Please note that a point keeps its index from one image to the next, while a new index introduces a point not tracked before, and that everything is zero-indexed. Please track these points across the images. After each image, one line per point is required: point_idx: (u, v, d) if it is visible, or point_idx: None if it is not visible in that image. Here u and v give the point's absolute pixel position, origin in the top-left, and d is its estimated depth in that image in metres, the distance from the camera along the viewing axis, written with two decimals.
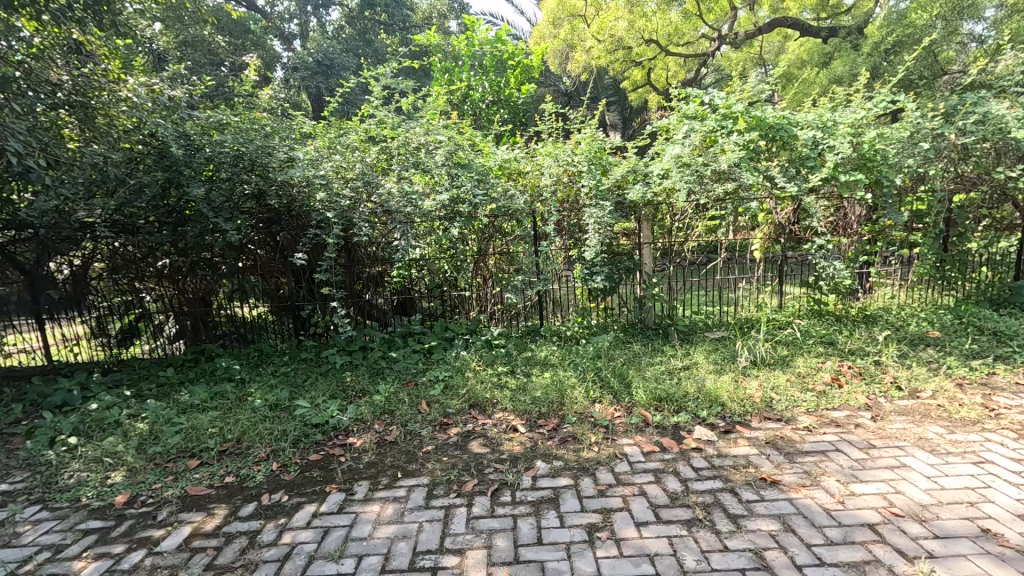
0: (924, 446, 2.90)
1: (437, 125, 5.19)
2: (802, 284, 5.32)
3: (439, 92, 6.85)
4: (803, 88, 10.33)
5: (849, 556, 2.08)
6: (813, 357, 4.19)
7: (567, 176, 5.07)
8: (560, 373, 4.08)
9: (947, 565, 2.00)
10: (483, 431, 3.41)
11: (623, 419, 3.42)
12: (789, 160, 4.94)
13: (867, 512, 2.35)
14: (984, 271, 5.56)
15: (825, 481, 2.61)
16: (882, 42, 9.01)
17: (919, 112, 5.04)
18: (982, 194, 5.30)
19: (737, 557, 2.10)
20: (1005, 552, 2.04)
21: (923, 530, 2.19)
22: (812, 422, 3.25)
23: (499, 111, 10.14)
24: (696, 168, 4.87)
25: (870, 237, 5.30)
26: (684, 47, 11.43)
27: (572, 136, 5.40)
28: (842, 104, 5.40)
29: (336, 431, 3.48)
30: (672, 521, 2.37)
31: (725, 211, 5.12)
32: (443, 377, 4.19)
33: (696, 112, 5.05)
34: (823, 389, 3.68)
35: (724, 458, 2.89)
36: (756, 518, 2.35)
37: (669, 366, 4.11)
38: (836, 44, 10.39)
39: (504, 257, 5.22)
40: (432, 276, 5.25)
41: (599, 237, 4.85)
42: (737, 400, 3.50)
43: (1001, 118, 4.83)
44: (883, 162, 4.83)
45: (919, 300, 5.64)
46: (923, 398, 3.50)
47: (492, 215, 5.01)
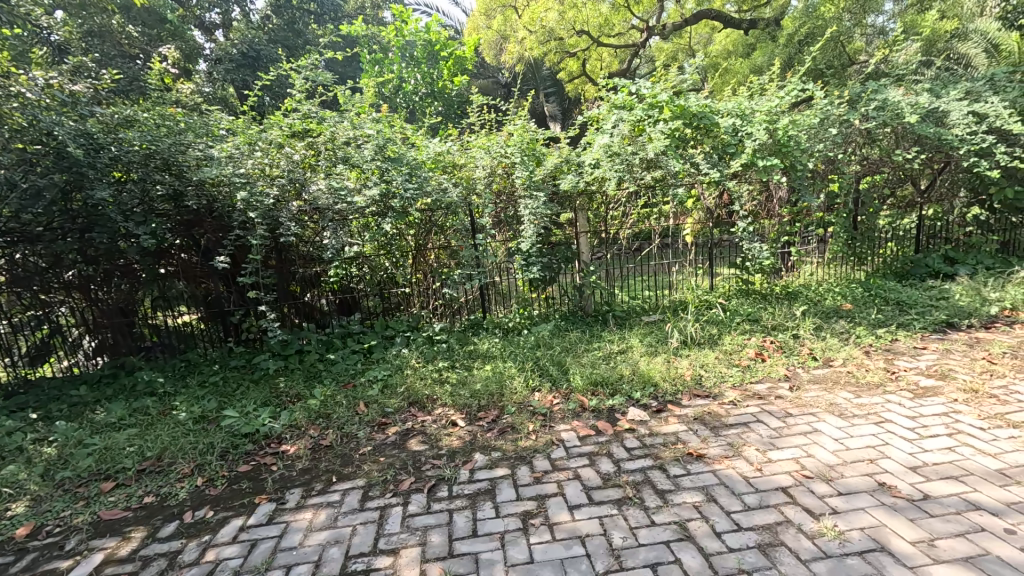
0: (833, 411, 3.12)
1: (365, 118, 5.00)
2: (731, 266, 5.54)
3: (369, 84, 6.62)
4: (727, 77, 10.75)
5: (763, 520, 2.21)
6: (740, 334, 4.42)
7: (501, 168, 5.10)
8: (500, 365, 4.10)
9: (847, 519, 2.16)
10: (423, 427, 3.38)
11: (561, 406, 3.48)
12: (712, 147, 5.15)
13: (781, 476, 2.51)
14: (891, 247, 5.99)
15: (745, 451, 2.76)
16: (796, 33, 9.41)
17: (827, 100, 5.40)
18: (884, 176, 5.79)
19: (662, 530, 2.20)
20: (897, 503, 2.23)
21: (829, 489, 2.37)
22: (737, 396, 3.42)
23: (434, 103, 10.01)
24: (626, 157, 4.98)
25: (790, 219, 5.60)
26: (616, 39, 11.64)
27: (505, 128, 5.41)
28: (759, 92, 5.69)
29: (267, 439, 3.35)
30: (604, 501, 2.44)
31: (656, 199, 5.37)
32: (382, 377, 4.11)
33: (624, 102, 5.13)
34: (747, 364, 3.89)
35: (655, 437, 3.00)
36: (682, 492, 2.46)
37: (605, 350, 4.22)
38: (757, 35, 10.81)
39: (445, 251, 5.19)
40: (373, 274, 5.16)
41: (535, 228, 4.90)
42: (669, 379, 3.64)
43: (898, 105, 5.28)
44: (797, 147, 5.05)
45: (836, 275, 5.95)
46: (835, 366, 3.79)
47: (428, 209, 4.96)
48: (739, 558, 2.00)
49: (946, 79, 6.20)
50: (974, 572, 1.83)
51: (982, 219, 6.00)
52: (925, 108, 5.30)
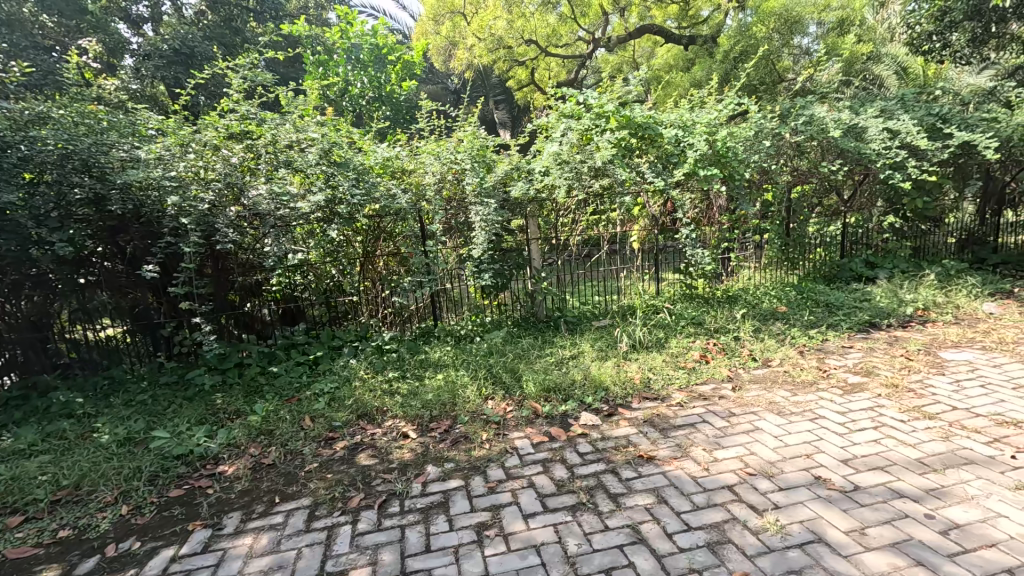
0: (773, 409, 3.29)
1: (308, 121, 4.81)
2: (675, 271, 5.73)
3: (312, 86, 6.38)
4: (670, 89, 11.19)
5: (711, 518, 2.28)
6: (685, 337, 4.58)
7: (452, 174, 5.04)
8: (452, 374, 4.03)
9: (788, 513, 2.27)
10: (372, 441, 3.26)
11: (514, 413, 3.47)
12: (656, 157, 5.32)
13: (727, 474, 2.60)
14: (820, 252, 6.37)
15: (693, 451, 2.85)
16: (731, 50, 9.94)
17: (760, 114, 5.74)
18: (812, 187, 6.19)
19: (616, 535, 2.22)
20: (831, 495, 2.36)
21: (771, 485, 2.47)
22: (683, 398, 3.53)
23: (382, 108, 9.78)
24: (574, 165, 5.14)
25: (730, 226, 5.87)
26: (564, 49, 12.06)
27: (455, 134, 5.38)
28: (699, 105, 5.95)
29: (203, 460, 3.14)
30: (558, 508, 2.44)
31: (604, 207, 5.49)
32: (328, 390, 3.94)
33: (572, 111, 5.24)
34: (693, 365, 4.04)
35: (606, 440, 3.04)
36: (634, 495, 2.50)
37: (558, 356, 4.25)
38: (696, 50, 11.32)
39: (394, 258, 5.13)
40: (319, 282, 4.98)
41: (486, 235, 4.92)
42: (619, 383, 3.71)
43: (823, 120, 5.69)
44: (735, 158, 5.31)
45: (772, 279, 6.26)
46: (773, 365, 4.00)
47: (376, 215, 4.86)
48: (690, 557, 2.05)
49: (863, 98, 6.72)
50: (900, 557, 1.96)
51: (897, 227, 6.51)
52: (846, 124, 5.73)
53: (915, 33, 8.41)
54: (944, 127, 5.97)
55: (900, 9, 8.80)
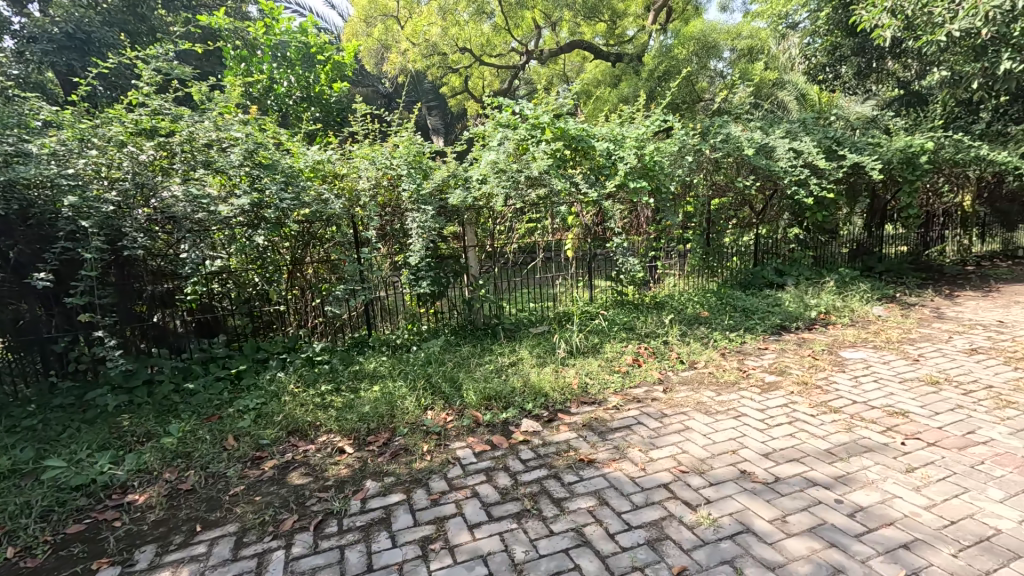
0: (700, 409, 3.49)
1: (230, 119, 4.50)
2: (607, 278, 5.93)
3: (234, 83, 5.98)
4: (599, 104, 11.67)
5: (650, 516, 2.37)
6: (619, 342, 4.75)
7: (387, 179, 4.91)
8: (389, 385, 3.90)
9: (719, 506, 2.41)
10: (305, 458, 3.10)
11: (454, 423, 3.43)
12: (589, 168, 5.51)
13: (662, 473, 2.72)
14: (736, 261, 6.88)
15: (630, 452, 2.96)
16: (655, 69, 10.63)
17: (683, 131, 6.12)
18: (728, 200, 6.66)
19: (561, 539, 2.25)
20: (756, 487, 2.54)
21: (702, 481, 2.62)
22: (619, 401, 3.66)
23: (310, 109, 9.33)
24: (511, 174, 5.13)
25: (656, 236, 6.18)
26: (498, 58, 12.45)
27: (390, 138, 5.25)
28: (628, 120, 6.26)
29: (108, 489, 2.83)
30: (503, 516, 2.44)
31: (541, 214, 5.53)
32: (254, 406, 3.69)
33: (508, 121, 5.35)
34: (626, 369, 4.20)
35: (548, 446, 3.08)
36: (577, 498, 2.55)
37: (497, 364, 4.25)
38: (622, 67, 11.90)
39: (325, 265, 4.94)
40: (239, 290, 4.67)
41: (423, 242, 4.82)
42: (558, 389, 3.78)
43: (738, 139, 6.17)
44: (661, 172, 5.61)
45: (695, 286, 6.62)
46: (699, 367, 4.25)
47: (305, 220, 4.64)
48: (632, 556, 2.12)
49: (769, 120, 7.38)
50: (816, 540, 2.14)
51: (800, 238, 7.14)
52: (758, 144, 6.24)
53: (812, 64, 9.35)
54: (838, 149, 6.65)
55: (799, 42, 9.74)
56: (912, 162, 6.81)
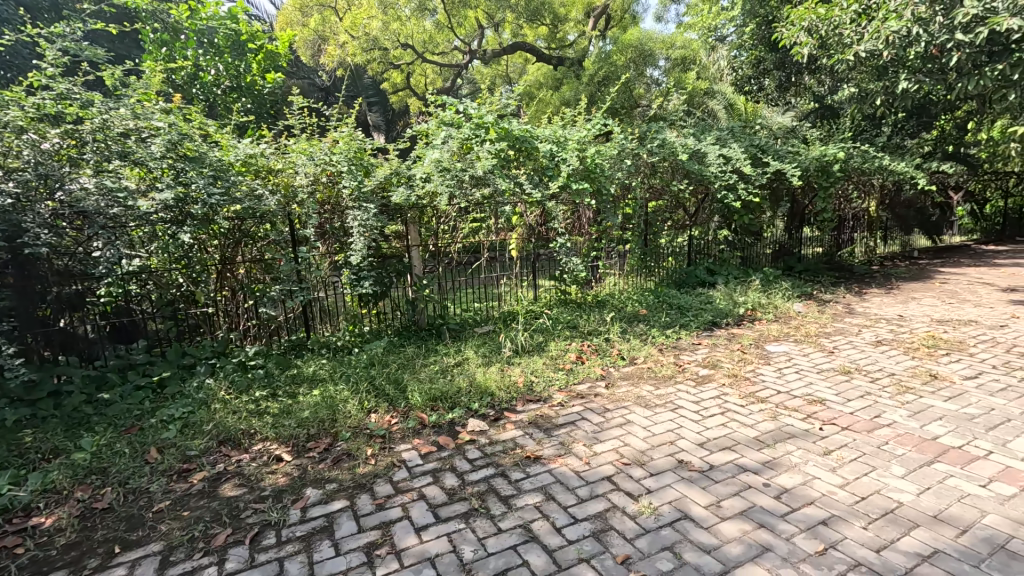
0: (640, 403, 3.63)
1: (151, 107, 4.18)
2: (551, 278, 6.00)
3: (153, 69, 5.56)
4: (542, 107, 11.85)
5: (594, 508, 2.44)
6: (562, 340, 4.84)
7: (325, 176, 4.73)
8: (329, 389, 3.76)
9: (659, 496, 2.51)
10: (239, 468, 2.93)
11: (399, 425, 3.37)
12: (532, 169, 5.57)
13: (606, 466, 2.81)
14: (672, 261, 7.19)
15: (574, 447, 3.02)
16: (595, 74, 11.05)
17: (622, 135, 6.34)
18: (665, 202, 6.94)
19: (509, 536, 2.26)
20: (692, 475, 2.67)
21: (643, 472, 2.73)
22: (563, 398, 3.73)
23: (240, 99, 8.82)
24: (455, 173, 5.06)
25: (597, 236, 6.35)
26: (441, 57, 12.59)
27: (329, 134, 5.04)
28: (570, 123, 6.41)
29: (8, 513, 2.55)
30: (451, 517, 2.42)
31: (485, 214, 5.53)
32: (179, 415, 3.45)
33: (452, 119, 5.32)
34: (570, 366, 4.30)
35: (495, 445, 3.09)
36: (524, 495, 2.58)
37: (442, 364, 4.21)
38: (564, 71, 12.20)
39: (258, 265, 4.70)
40: (161, 292, 4.36)
41: (366, 241, 4.69)
42: (504, 388, 3.80)
43: (673, 144, 6.47)
44: (602, 174, 5.78)
45: (634, 285, 6.83)
46: (638, 363, 4.42)
47: (236, 216, 4.39)
48: (578, 548, 2.17)
49: (701, 127, 7.79)
50: (747, 522, 2.28)
51: (729, 239, 7.57)
52: (691, 149, 6.57)
53: (738, 76, 9.96)
54: (763, 157, 7.13)
55: (727, 54, 10.37)
56: (826, 170, 7.44)
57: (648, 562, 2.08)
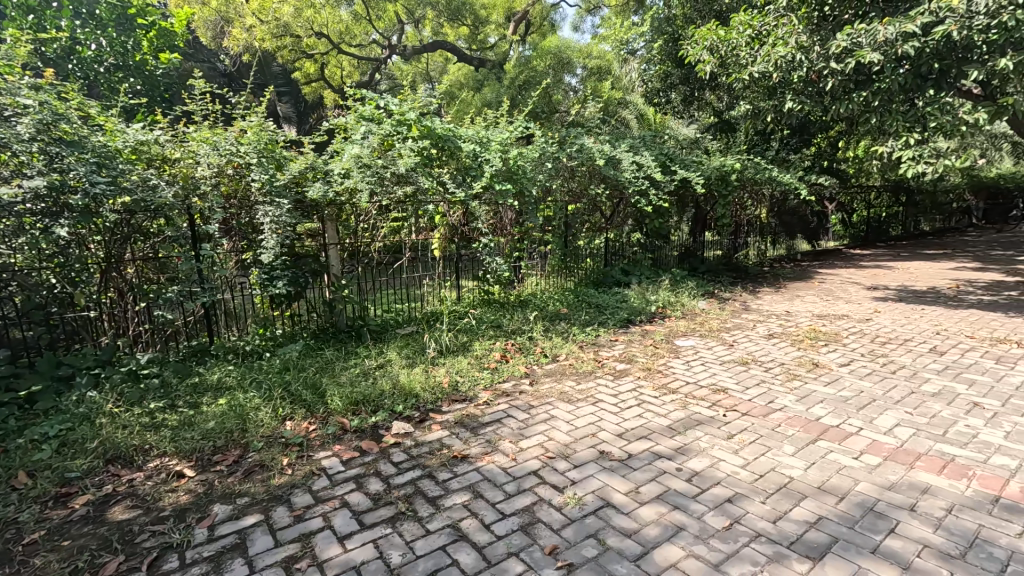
0: (563, 398, 3.75)
1: (15, 82, 3.61)
2: (474, 278, 5.97)
3: (17, 37, 4.86)
4: (464, 107, 11.86)
5: (522, 503, 2.48)
6: (486, 340, 4.87)
7: (232, 168, 4.37)
8: (239, 397, 3.48)
9: (583, 486, 2.61)
10: (132, 489, 2.64)
11: (318, 432, 3.20)
12: (455, 168, 5.55)
13: (532, 460, 2.87)
14: (591, 261, 7.48)
15: (501, 445, 3.05)
16: (515, 78, 11.33)
17: (543, 139, 6.49)
18: (583, 206, 7.18)
19: (437, 537, 2.24)
20: (614, 464, 2.80)
21: (568, 464, 2.82)
22: (488, 396, 3.75)
23: (129, 80, 8.07)
24: (376, 170, 4.93)
25: (520, 237, 6.45)
26: (357, 49, 12.24)
27: (235, 123, 4.68)
28: (492, 124, 6.46)
29: None
30: (376, 522, 2.35)
31: (406, 213, 5.40)
32: (56, 433, 3.04)
33: (372, 114, 5.14)
34: (495, 365, 4.33)
35: (421, 446, 3.04)
36: (452, 494, 2.56)
37: (363, 367, 4.06)
38: (485, 74, 12.34)
39: (151, 263, 4.30)
40: (29, 294, 3.76)
41: (278, 239, 4.39)
42: (429, 389, 3.74)
43: (590, 150, 6.73)
44: (524, 176, 5.92)
45: (555, 285, 7.02)
46: (560, 360, 4.56)
47: (124, 210, 3.95)
48: (507, 543, 2.20)
49: (616, 135, 8.20)
50: (663, 505, 2.44)
51: (642, 242, 8.01)
52: (608, 155, 6.88)
53: (648, 88, 10.61)
54: (672, 165, 7.63)
55: (637, 67, 11.03)
56: (725, 179, 8.12)
57: (575, 550, 2.15)
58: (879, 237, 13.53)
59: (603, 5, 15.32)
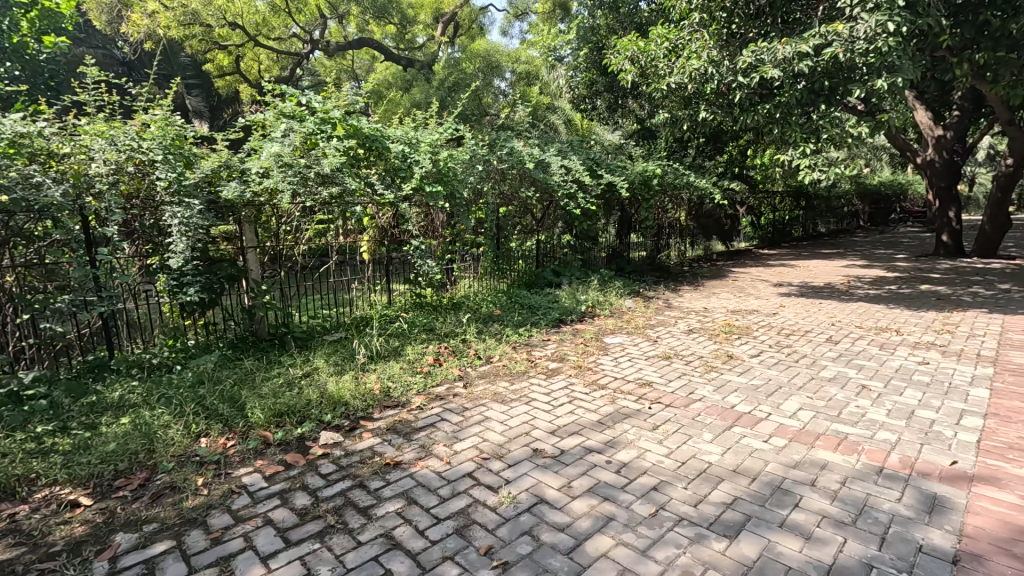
0: (497, 399, 3.77)
1: None
2: (405, 281, 5.83)
3: None
4: (391, 107, 11.63)
5: (457, 506, 2.46)
6: (419, 344, 4.80)
7: (132, 165, 4.04)
8: (144, 415, 3.19)
9: (517, 485, 2.64)
10: (14, 526, 2.35)
11: (237, 447, 3.01)
12: (384, 169, 5.41)
13: (466, 462, 2.86)
14: (523, 263, 7.59)
15: (435, 449, 3.02)
16: (445, 80, 11.24)
17: (473, 142, 6.49)
18: (514, 208, 7.25)
19: (369, 548, 2.17)
20: (546, 461, 2.86)
21: (502, 464, 2.84)
22: (422, 401, 3.70)
23: (6, 64, 7.18)
24: (298, 169, 4.67)
25: (451, 239, 6.42)
26: (277, 42, 11.63)
27: (136, 116, 4.30)
28: (421, 124, 6.38)
29: None
30: (303, 538, 2.24)
31: (333, 215, 5.19)
32: None
33: (293, 112, 4.88)
34: (428, 369, 4.27)
35: (351, 456, 2.94)
36: (384, 503, 2.50)
37: (288, 377, 3.86)
38: (414, 74, 12.20)
39: (36, 270, 3.77)
40: None
41: (189, 242, 4.12)
42: (359, 396, 3.63)
43: (519, 153, 6.84)
44: (454, 178, 5.88)
45: (488, 287, 7.04)
46: (494, 361, 4.59)
47: (0, 210, 3.46)
48: (441, 547, 2.17)
49: (545, 139, 8.37)
50: (594, 498, 2.51)
51: (572, 243, 8.24)
52: (537, 159, 7.02)
53: (575, 95, 10.97)
54: (598, 170, 7.89)
55: (565, 74, 11.37)
56: (648, 184, 8.55)
57: (509, 548, 2.17)
58: (784, 238, 14.79)
59: (530, 12, 15.63)
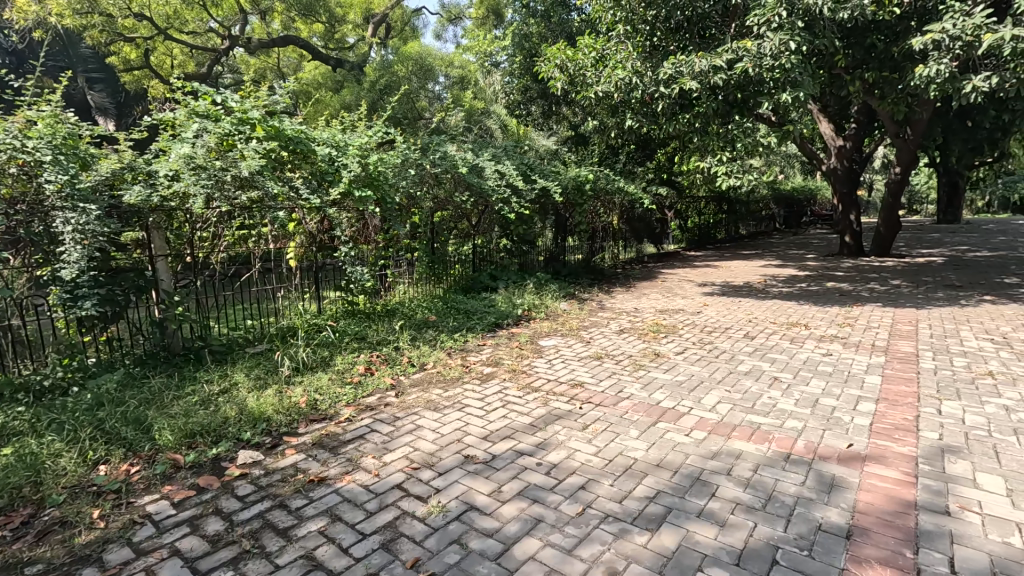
0: (429, 406, 3.71)
1: None
2: (336, 288, 5.61)
3: None
4: (320, 108, 11.24)
5: (384, 519, 2.39)
6: (350, 353, 4.65)
7: (15, 166, 3.61)
8: (31, 444, 2.86)
9: (447, 493, 2.60)
10: None
11: (142, 473, 2.77)
12: (309, 173, 5.17)
13: (395, 474, 2.79)
14: (459, 268, 7.57)
15: (363, 462, 2.92)
16: (376, 81, 10.98)
17: (405, 145, 6.36)
18: (449, 213, 7.22)
19: (287, 571, 2.06)
20: (477, 467, 2.84)
21: (432, 473, 2.79)
22: (351, 412, 3.58)
23: None
24: (212, 172, 4.32)
25: (384, 244, 6.28)
26: (190, 36, 10.91)
27: (19, 112, 3.86)
28: (350, 127, 6.20)
29: None
30: (214, 567, 2.09)
31: (254, 221, 4.94)
32: None
33: (207, 111, 4.59)
34: (358, 379, 4.13)
35: (271, 475, 2.78)
36: (306, 522, 2.38)
37: (203, 394, 3.60)
38: (344, 75, 11.86)
39: None
40: None
41: (85, 250, 3.73)
42: (283, 411, 3.46)
43: (453, 157, 6.76)
44: (385, 182, 5.71)
45: (424, 292, 6.92)
46: (428, 368, 4.53)
47: None
48: (365, 564, 2.10)
49: (480, 144, 8.38)
50: (523, 501, 2.53)
51: (508, 247, 8.30)
52: (471, 163, 6.99)
53: (510, 100, 11.11)
54: (532, 175, 7.98)
55: (500, 79, 11.46)
56: (580, 188, 8.84)
57: (437, 559, 2.13)
58: (708, 240, 15.68)
59: (464, 16, 15.68)
